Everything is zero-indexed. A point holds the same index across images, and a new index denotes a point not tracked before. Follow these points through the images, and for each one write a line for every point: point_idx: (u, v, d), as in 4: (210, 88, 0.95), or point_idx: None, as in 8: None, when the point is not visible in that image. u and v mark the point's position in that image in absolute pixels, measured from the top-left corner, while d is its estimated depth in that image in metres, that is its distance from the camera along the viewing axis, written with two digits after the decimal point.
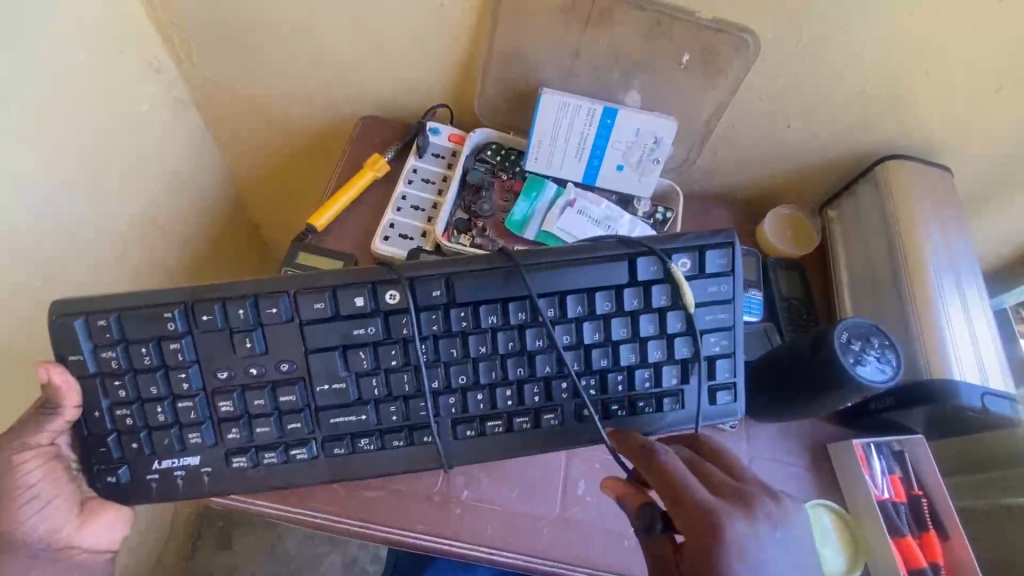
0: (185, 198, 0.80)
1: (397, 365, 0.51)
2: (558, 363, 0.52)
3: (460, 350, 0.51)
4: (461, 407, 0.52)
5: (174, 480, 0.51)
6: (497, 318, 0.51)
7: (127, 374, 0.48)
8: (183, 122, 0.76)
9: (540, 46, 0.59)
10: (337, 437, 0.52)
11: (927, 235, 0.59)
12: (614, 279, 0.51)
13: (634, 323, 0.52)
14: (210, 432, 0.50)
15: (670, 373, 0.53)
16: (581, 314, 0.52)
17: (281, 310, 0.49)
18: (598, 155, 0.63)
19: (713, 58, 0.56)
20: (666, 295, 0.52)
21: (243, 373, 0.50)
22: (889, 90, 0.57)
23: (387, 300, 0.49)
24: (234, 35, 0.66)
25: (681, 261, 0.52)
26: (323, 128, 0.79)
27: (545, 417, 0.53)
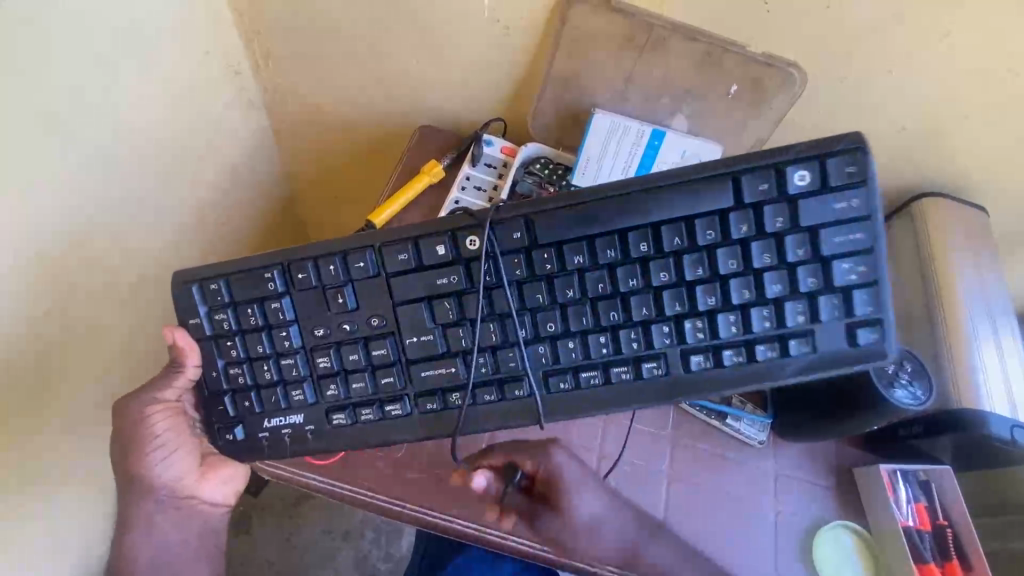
0: (244, 190, 0.85)
1: (484, 316, 0.53)
2: (657, 305, 0.52)
3: (546, 296, 0.52)
4: (552, 358, 0.53)
5: (282, 437, 0.55)
6: (583, 258, 0.51)
7: (237, 336, 0.54)
8: (251, 120, 0.81)
9: (596, 70, 0.63)
10: (427, 391, 0.54)
11: (960, 269, 0.61)
12: (716, 206, 0.49)
13: (745, 253, 0.50)
14: (312, 390, 0.54)
15: (797, 310, 0.50)
16: (680, 248, 0.50)
17: (366, 264, 0.53)
18: (644, 173, 0.65)
19: (760, 90, 0.60)
20: (784, 217, 0.49)
21: (338, 329, 0.54)
22: (929, 130, 0.59)
23: (467, 246, 0.52)
24: (310, 44, 0.72)
25: (802, 174, 0.48)
26: (381, 135, 0.83)
27: (648, 364, 0.52)
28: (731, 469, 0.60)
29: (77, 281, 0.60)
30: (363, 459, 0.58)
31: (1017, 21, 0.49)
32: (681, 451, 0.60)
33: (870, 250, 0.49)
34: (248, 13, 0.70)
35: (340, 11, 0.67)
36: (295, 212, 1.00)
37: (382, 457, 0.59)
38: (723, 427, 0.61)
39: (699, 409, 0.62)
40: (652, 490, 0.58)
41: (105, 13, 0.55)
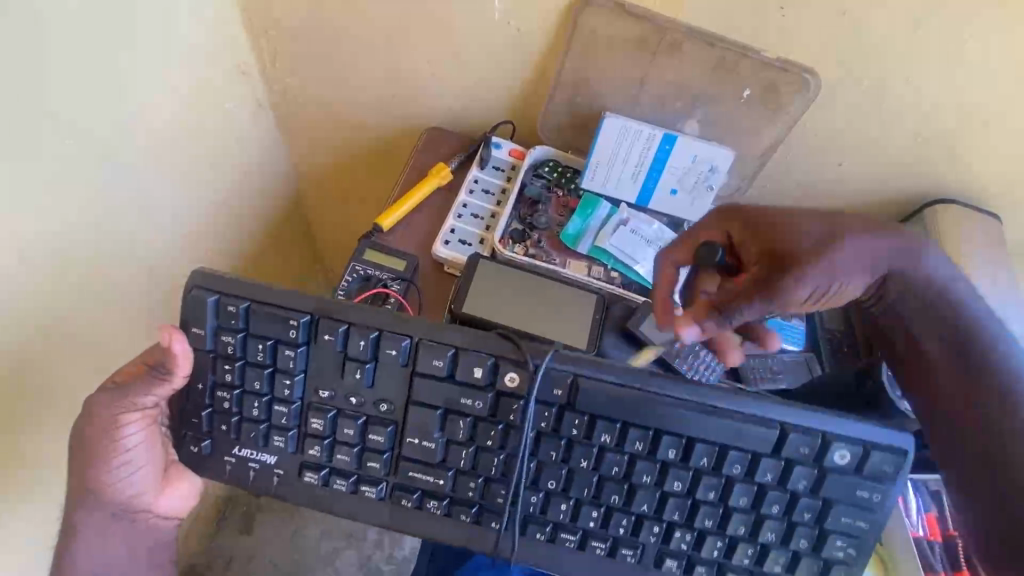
0: (250, 190, 0.84)
1: (490, 446, 0.51)
2: (658, 506, 0.52)
3: (558, 454, 0.51)
4: (541, 508, 0.53)
5: (247, 469, 0.55)
6: (610, 438, 0.50)
7: (237, 362, 0.52)
8: (258, 120, 0.81)
9: (609, 73, 0.63)
10: (408, 488, 0.54)
11: (975, 278, 0.61)
12: (756, 445, 0.49)
13: (758, 496, 0.50)
14: (294, 440, 0.54)
15: (777, 559, 0.51)
16: (705, 466, 0.50)
17: (393, 351, 0.51)
18: (654, 176, 0.65)
19: (774, 94, 0.59)
20: (808, 480, 0.49)
21: (343, 399, 0.52)
22: (945, 136, 0.59)
23: (504, 379, 0.50)
24: (320, 45, 0.71)
25: (844, 453, 0.49)
26: (388, 136, 0.83)
27: (623, 551, 0.53)
28: None
29: (83, 282, 0.60)
30: None
31: None
32: None
33: (865, 540, 0.51)
34: (256, 11, 0.69)
35: (350, 10, 0.66)
36: (299, 212, 1.00)
37: None
38: None
39: None
40: None
41: (113, 12, 0.54)
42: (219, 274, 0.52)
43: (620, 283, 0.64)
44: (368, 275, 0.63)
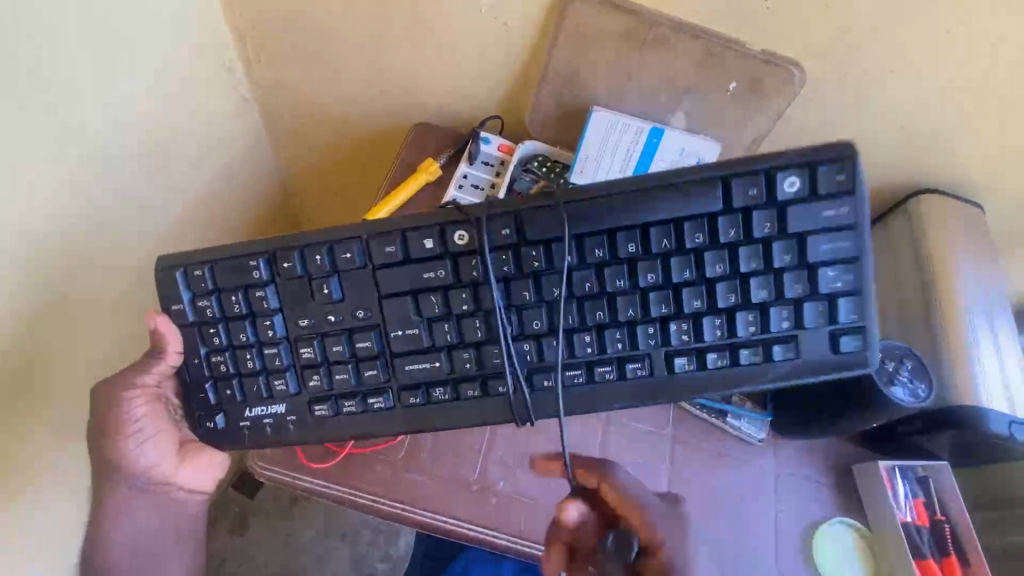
0: (237, 188, 0.84)
1: (468, 310, 0.53)
2: (643, 306, 0.52)
3: (532, 294, 0.52)
4: (538, 356, 0.53)
5: (263, 426, 0.56)
6: (572, 257, 0.51)
7: (222, 323, 0.54)
8: (244, 117, 0.80)
9: (595, 68, 0.63)
10: (411, 384, 0.55)
11: (959, 266, 0.62)
12: (706, 208, 0.50)
13: (733, 258, 0.51)
14: (294, 379, 0.55)
15: (782, 316, 0.51)
16: (670, 248, 0.51)
17: (353, 255, 0.53)
18: (643, 171, 0.66)
19: (760, 88, 0.59)
20: (774, 220, 0.49)
21: (323, 320, 0.54)
22: (928, 128, 0.60)
23: (450, 242, 0.52)
24: (305, 41, 0.71)
25: (793, 179, 0.49)
26: (376, 134, 0.82)
27: (632, 365, 0.53)
28: (730, 467, 0.60)
29: (70, 281, 0.59)
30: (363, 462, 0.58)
31: (1003, 17, 0.50)
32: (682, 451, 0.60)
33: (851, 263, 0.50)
34: (240, 8, 0.69)
35: (336, 6, 0.66)
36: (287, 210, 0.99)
37: (383, 461, 0.58)
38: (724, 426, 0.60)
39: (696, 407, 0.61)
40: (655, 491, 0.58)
41: (94, 8, 0.54)
42: (179, 254, 0.54)
43: None
44: None
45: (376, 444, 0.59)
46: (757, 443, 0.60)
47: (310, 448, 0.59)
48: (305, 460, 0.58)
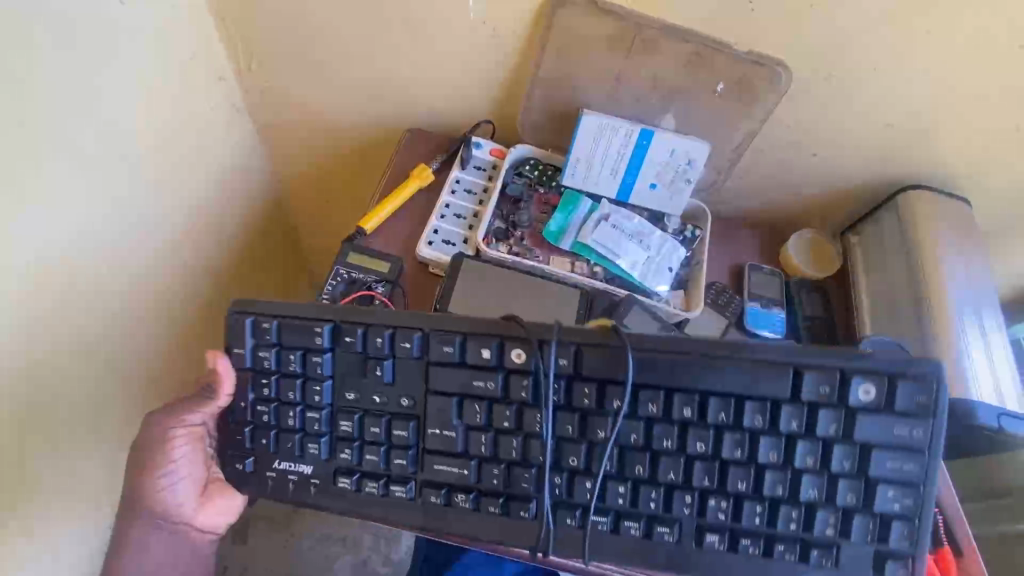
0: (232, 197, 0.84)
1: (508, 428, 0.52)
2: (685, 473, 0.50)
3: (575, 429, 0.51)
4: (567, 491, 0.52)
5: (287, 481, 0.55)
6: (622, 405, 0.50)
7: (275, 376, 0.54)
8: (237, 126, 0.80)
9: (585, 72, 0.63)
10: (434, 483, 0.54)
11: (946, 261, 0.62)
12: (772, 391, 0.48)
13: (786, 447, 0.49)
14: (326, 447, 0.54)
15: (826, 521, 0.49)
16: (726, 421, 0.49)
17: (409, 344, 0.52)
18: (633, 173, 0.66)
19: (747, 89, 0.60)
20: (835, 424, 0.48)
21: (368, 399, 0.53)
22: (913, 125, 0.60)
23: (511, 357, 0.51)
24: (296, 49, 0.71)
25: (867, 388, 0.47)
26: (369, 139, 0.83)
27: (660, 528, 0.51)
28: None
29: (66, 291, 0.59)
30: None
31: (983, 14, 0.51)
32: None
33: (914, 448, 0.48)
34: (231, 17, 0.69)
35: (326, 13, 0.66)
36: (283, 218, 0.99)
37: None
38: None
39: None
40: None
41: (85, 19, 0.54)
42: (251, 300, 0.55)
43: (602, 278, 0.65)
44: (353, 278, 0.63)
45: None
46: None
47: None
48: None
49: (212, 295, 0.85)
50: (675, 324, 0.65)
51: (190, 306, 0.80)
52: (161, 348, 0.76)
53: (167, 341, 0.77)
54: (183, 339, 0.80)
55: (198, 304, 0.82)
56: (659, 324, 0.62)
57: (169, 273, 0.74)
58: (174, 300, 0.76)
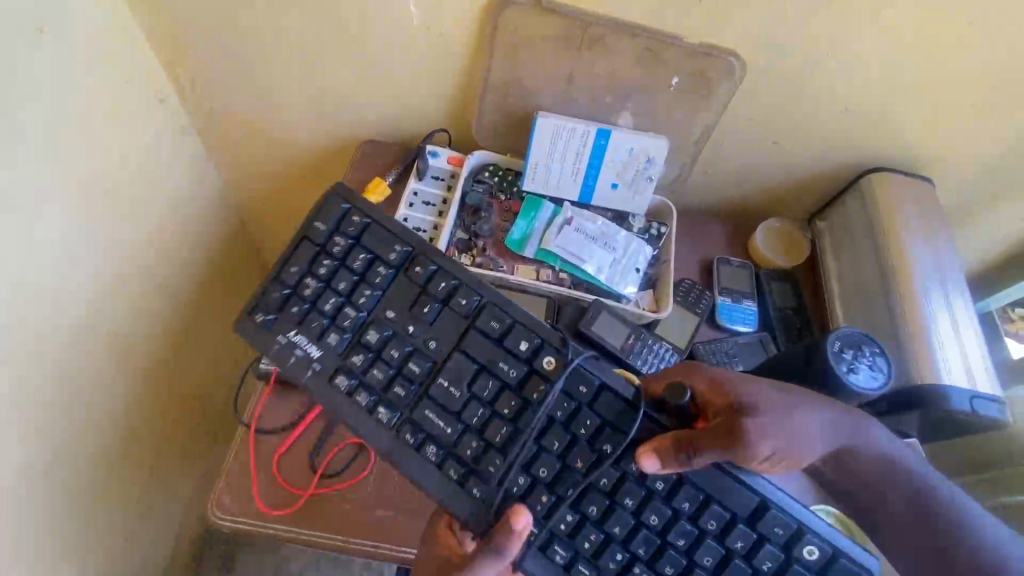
0: (187, 221, 0.80)
1: (506, 416, 0.48)
2: (626, 540, 0.48)
3: (559, 445, 0.47)
4: (523, 495, 0.47)
5: (288, 355, 0.50)
6: (609, 448, 0.47)
7: (337, 262, 0.51)
8: (185, 148, 0.77)
9: (536, 74, 0.61)
10: (416, 426, 0.48)
11: (913, 242, 0.61)
12: (737, 506, 0.47)
13: (723, 565, 0.47)
14: (345, 343, 0.50)
15: None
16: (686, 511, 0.47)
17: (462, 304, 0.49)
18: (594, 174, 0.65)
19: (703, 81, 0.59)
20: (775, 560, 0.47)
21: (400, 327, 0.49)
22: (871, 108, 0.60)
23: (545, 360, 0.48)
24: (237, 65, 0.68)
25: (812, 548, 0.47)
26: (324, 151, 0.80)
27: (580, 568, 0.47)
28: None
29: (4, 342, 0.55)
30: (332, 503, 0.50)
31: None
32: None
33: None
34: (164, 36, 0.65)
35: (265, 27, 0.63)
36: (244, 236, 0.96)
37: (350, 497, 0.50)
38: None
39: None
40: None
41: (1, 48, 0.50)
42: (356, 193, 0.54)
43: (569, 284, 0.64)
44: None
45: (342, 481, 0.51)
46: None
47: (270, 493, 0.50)
48: (265, 507, 0.49)
49: (172, 323, 0.81)
50: (645, 324, 0.64)
51: (149, 337, 0.77)
52: (118, 384, 0.72)
53: (124, 377, 0.73)
54: (142, 372, 0.76)
55: (157, 334, 0.78)
56: (628, 329, 0.61)
57: (122, 308, 0.70)
58: (130, 333, 0.73)
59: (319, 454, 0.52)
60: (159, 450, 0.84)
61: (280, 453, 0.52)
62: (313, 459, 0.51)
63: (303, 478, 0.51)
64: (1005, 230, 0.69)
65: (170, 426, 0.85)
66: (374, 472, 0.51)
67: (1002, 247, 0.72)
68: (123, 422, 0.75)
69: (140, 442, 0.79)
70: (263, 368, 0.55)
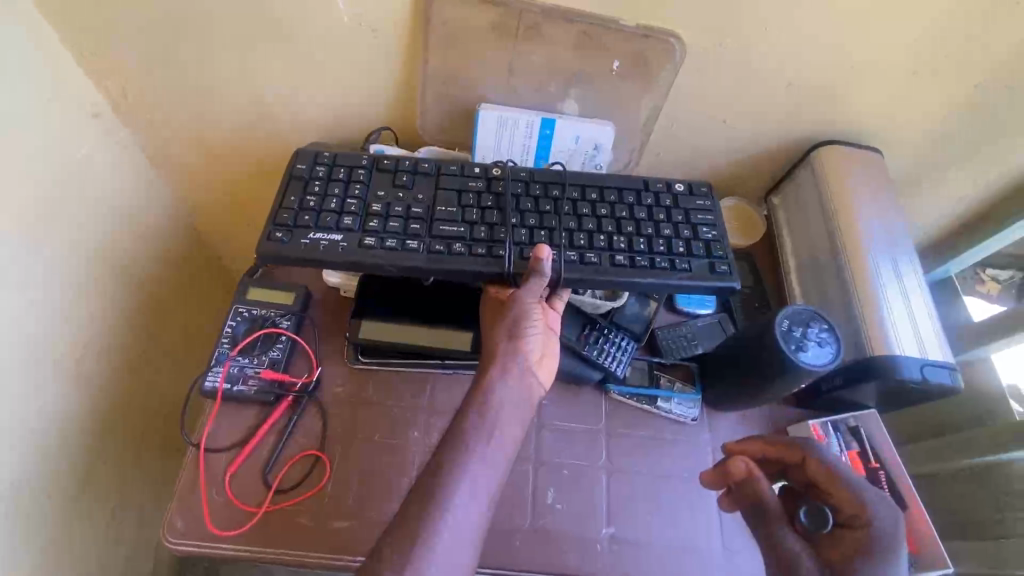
0: (136, 237, 0.78)
1: (490, 205, 0.57)
2: (606, 243, 0.57)
3: (531, 204, 0.58)
4: (529, 239, 0.56)
5: (318, 244, 0.54)
6: (560, 191, 0.59)
7: (322, 181, 0.57)
8: (126, 162, 0.74)
9: (476, 67, 0.60)
10: (441, 239, 0.55)
11: (861, 213, 0.62)
12: (630, 181, 0.61)
13: (649, 212, 0.59)
14: (358, 221, 0.55)
15: (679, 246, 0.57)
16: (616, 199, 0.60)
17: (428, 167, 0.59)
18: (542, 163, 0.64)
19: (645, 64, 0.58)
20: (683, 218, 0.59)
21: (392, 196, 0.57)
22: (815, 84, 0.59)
23: (496, 170, 0.59)
24: (170, 73, 0.65)
25: (703, 214, 0.60)
26: (272, 156, 0.78)
27: (589, 253, 0.55)
28: (666, 449, 0.58)
29: None
30: (284, 521, 0.48)
31: None
32: (616, 443, 0.58)
33: (714, 210, 0.60)
34: (90, 47, 0.62)
35: (192, 33, 0.60)
36: (202, 248, 0.94)
37: (303, 512, 0.49)
38: (655, 411, 0.59)
39: (626, 397, 0.60)
40: (593, 489, 0.55)
41: None
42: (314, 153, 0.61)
43: None
44: (254, 315, 0.56)
45: (295, 497, 0.49)
46: (691, 422, 0.60)
47: (221, 513, 0.48)
48: (216, 529, 0.48)
49: (127, 343, 0.79)
50: (603, 314, 0.62)
51: (103, 358, 0.74)
52: (72, 410, 0.70)
53: (78, 403, 0.71)
54: (98, 396, 0.74)
55: (112, 355, 0.76)
56: (582, 320, 0.60)
57: (70, 332, 0.68)
58: (81, 358, 0.70)
59: (271, 470, 0.50)
60: (126, 474, 0.82)
61: (230, 473, 0.50)
62: (266, 475, 0.50)
63: (256, 496, 0.49)
64: (955, 195, 0.70)
65: (137, 448, 0.83)
66: (330, 485, 0.50)
67: (954, 213, 0.72)
68: (83, 449, 0.72)
69: (104, 468, 0.77)
70: (208, 386, 0.52)
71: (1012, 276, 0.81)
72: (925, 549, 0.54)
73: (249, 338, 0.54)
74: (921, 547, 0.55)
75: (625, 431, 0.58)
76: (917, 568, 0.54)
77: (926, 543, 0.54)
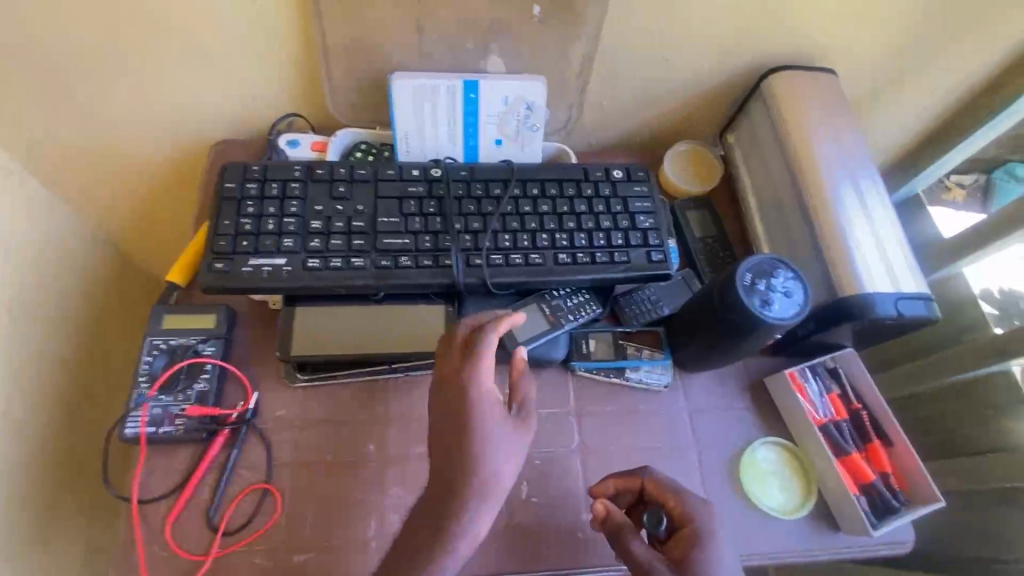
0: (47, 271, 0.70)
1: (432, 213, 0.54)
2: (549, 239, 0.55)
3: (475, 207, 0.55)
4: (473, 244, 0.53)
5: (261, 271, 0.50)
6: (501, 189, 0.56)
7: (256, 201, 0.52)
8: (16, 190, 0.66)
9: (381, 32, 0.53)
10: (386, 253, 0.52)
11: (820, 144, 0.57)
12: (565, 172, 0.58)
13: (591, 201, 0.57)
14: (300, 240, 0.51)
15: (617, 231, 0.56)
16: (556, 191, 0.57)
17: (365, 172, 0.54)
18: (472, 132, 0.58)
19: (567, 5, 0.51)
20: (624, 202, 0.57)
21: (332, 209, 0.52)
22: (757, 5, 0.53)
23: (434, 172, 0.55)
24: (35, 84, 0.57)
25: (643, 192, 0.58)
26: (180, 160, 0.70)
27: (533, 255, 0.54)
28: (641, 422, 0.55)
29: None
30: (237, 565, 0.44)
31: None
32: (588, 422, 0.54)
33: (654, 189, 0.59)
34: None
35: (43, 33, 0.51)
36: (130, 268, 0.87)
37: (259, 552, 0.45)
38: (627, 382, 0.56)
39: (593, 371, 0.56)
40: (568, 475, 0.52)
41: None
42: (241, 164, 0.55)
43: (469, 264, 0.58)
44: (172, 346, 0.50)
45: (244, 539, 0.45)
46: (663, 389, 0.56)
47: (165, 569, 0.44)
48: None
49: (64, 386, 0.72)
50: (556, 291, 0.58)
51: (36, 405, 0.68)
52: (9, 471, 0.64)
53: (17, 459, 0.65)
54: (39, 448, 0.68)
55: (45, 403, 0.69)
56: (534, 300, 0.55)
57: None
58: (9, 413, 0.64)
59: (216, 512, 0.46)
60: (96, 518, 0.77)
61: (171, 522, 0.46)
62: (210, 519, 0.46)
63: (201, 542, 0.45)
64: (917, 109, 0.66)
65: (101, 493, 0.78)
66: (285, 517, 0.46)
67: (917, 128, 0.69)
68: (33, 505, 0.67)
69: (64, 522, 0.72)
70: (129, 433, 0.47)
71: (976, 178, 0.79)
72: (913, 484, 0.53)
73: (169, 373, 0.49)
74: (909, 483, 0.54)
75: (597, 408, 0.55)
76: (907, 505, 0.53)
77: (914, 478, 0.53)
